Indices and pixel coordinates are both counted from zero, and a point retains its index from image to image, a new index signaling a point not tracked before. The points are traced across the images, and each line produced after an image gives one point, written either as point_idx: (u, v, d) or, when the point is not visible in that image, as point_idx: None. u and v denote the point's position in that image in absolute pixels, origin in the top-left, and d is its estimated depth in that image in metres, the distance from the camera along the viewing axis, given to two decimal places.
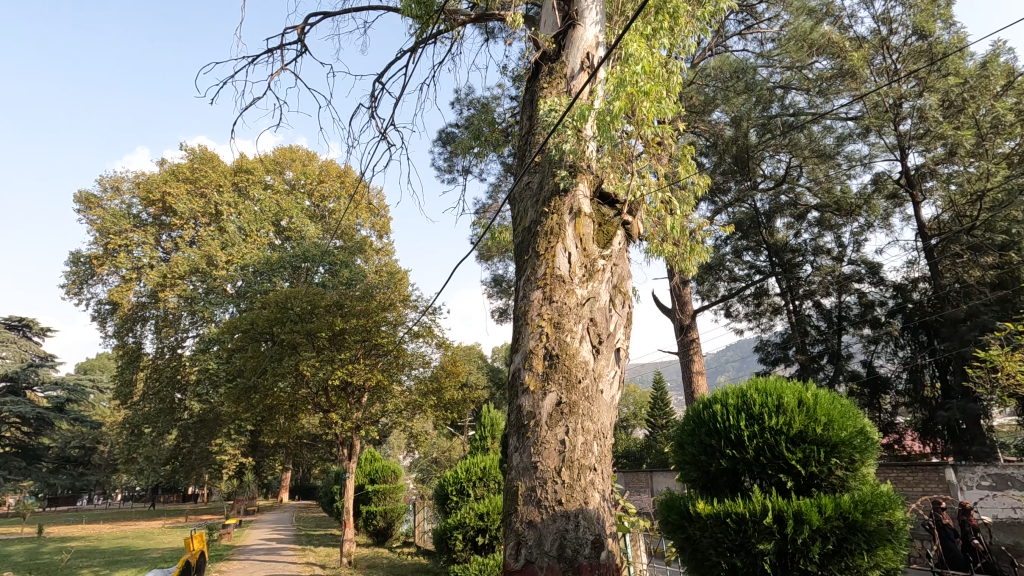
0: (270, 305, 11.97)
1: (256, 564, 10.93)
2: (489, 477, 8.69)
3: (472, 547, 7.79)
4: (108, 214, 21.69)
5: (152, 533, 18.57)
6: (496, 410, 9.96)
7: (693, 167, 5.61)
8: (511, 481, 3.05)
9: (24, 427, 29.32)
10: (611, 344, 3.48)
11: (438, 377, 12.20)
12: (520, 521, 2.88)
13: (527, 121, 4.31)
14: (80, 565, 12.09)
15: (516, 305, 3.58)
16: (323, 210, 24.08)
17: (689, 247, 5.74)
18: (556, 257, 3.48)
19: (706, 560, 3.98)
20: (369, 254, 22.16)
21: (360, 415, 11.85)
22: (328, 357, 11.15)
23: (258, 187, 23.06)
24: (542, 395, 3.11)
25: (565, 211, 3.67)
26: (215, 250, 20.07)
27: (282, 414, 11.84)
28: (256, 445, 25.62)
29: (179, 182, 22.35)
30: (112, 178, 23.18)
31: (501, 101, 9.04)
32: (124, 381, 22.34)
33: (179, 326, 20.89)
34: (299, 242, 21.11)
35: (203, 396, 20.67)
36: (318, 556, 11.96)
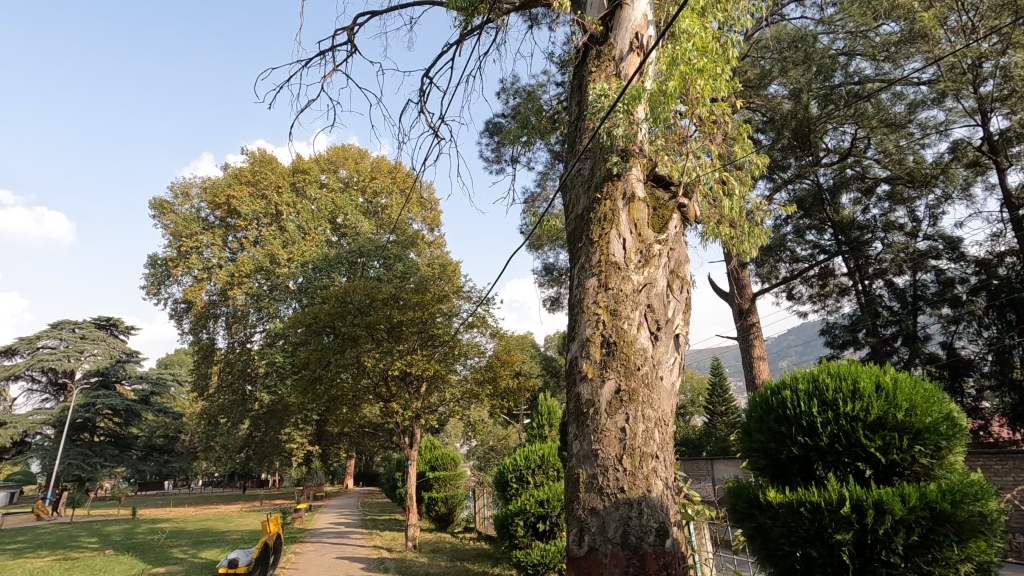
0: (330, 300, 12.45)
1: (327, 547, 11.49)
2: (548, 465, 8.73)
3: (534, 533, 7.84)
4: (180, 218, 23.14)
5: (231, 516, 19.84)
6: (552, 397, 9.97)
7: (751, 146, 5.41)
8: (572, 468, 3.07)
9: (116, 418, 31.96)
10: (670, 330, 3.42)
11: (492, 367, 12.33)
12: (583, 508, 2.89)
13: (576, 107, 4.25)
14: (171, 545, 13.12)
15: (571, 293, 3.58)
16: (375, 206, 24.67)
17: (748, 230, 5.55)
18: (610, 244, 3.44)
19: (779, 550, 3.85)
20: (421, 247, 22.67)
21: (420, 405, 12.18)
22: (387, 349, 11.54)
23: (313, 186, 23.93)
24: (601, 382, 3.10)
25: (618, 197, 3.62)
26: (277, 249, 21.05)
27: (346, 404, 12.33)
28: (322, 435, 26.84)
29: (242, 185, 23.56)
30: (182, 185, 24.65)
31: (547, 87, 8.98)
32: (200, 374, 23.88)
33: (248, 322, 22.11)
34: (355, 238, 21.74)
35: (272, 388, 21.81)
36: (385, 540, 12.43)
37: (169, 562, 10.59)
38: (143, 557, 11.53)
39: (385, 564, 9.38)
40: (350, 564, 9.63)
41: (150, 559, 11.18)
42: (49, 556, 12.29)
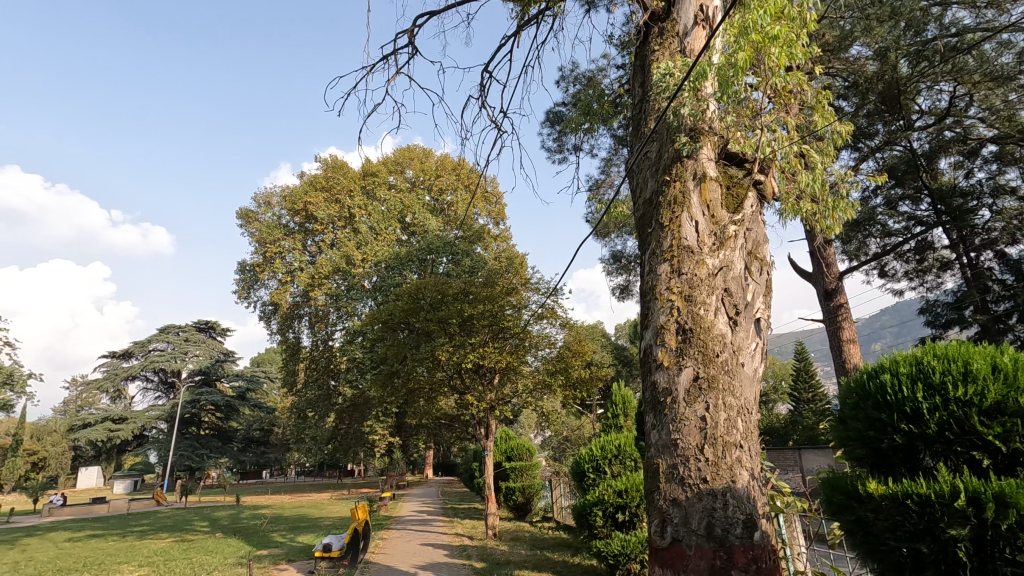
0: (404, 297, 12.88)
1: (412, 534, 11.99)
2: (624, 455, 8.58)
3: (613, 524, 7.75)
4: (264, 226, 24.72)
5: (323, 504, 21.11)
6: (627, 386, 9.80)
7: (832, 114, 5.05)
8: (651, 459, 3.02)
9: (218, 413, 34.79)
10: (750, 314, 3.27)
11: (564, 357, 12.27)
12: (664, 498, 2.83)
13: (640, 88, 4.12)
14: (272, 529, 14.18)
15: (643, 280, 3.50)
16: (441, 203, 25.22)
17: (832, 204, 5.20)
18: (682, 227, 3.32)
19: (882, 545, 3.60)
20: (488, 242, 23.01)
21: (493, 397, 12.37)
22: (460, 343, 11.79)
23: (383, 187, 24.84)
24: (678, 370, 3.01)
25: (689, 177, 3.49)
26: (351, 250, 22.08)
27: (423, 397, 12.75)
28: (402, 427, 27.94)
29: (318, 192, 24.84)
30: (265, 195, 26.29)
31: (608, 71, 8.78)
32: (289, 371, 25.49)
33: (329, 321, 23.35)
34: (423, 236, 22.36)
35: (354, 382, 22.97)
36: (465, 528, 12.80)
37: (271, 546, 11.48)
38: (248, 540, 12.53)
39: (467, 552, 9.63)
40: (434, 551, 9.97)
41: (254, 542, 12.16)
42: (169, 538, 13.65)
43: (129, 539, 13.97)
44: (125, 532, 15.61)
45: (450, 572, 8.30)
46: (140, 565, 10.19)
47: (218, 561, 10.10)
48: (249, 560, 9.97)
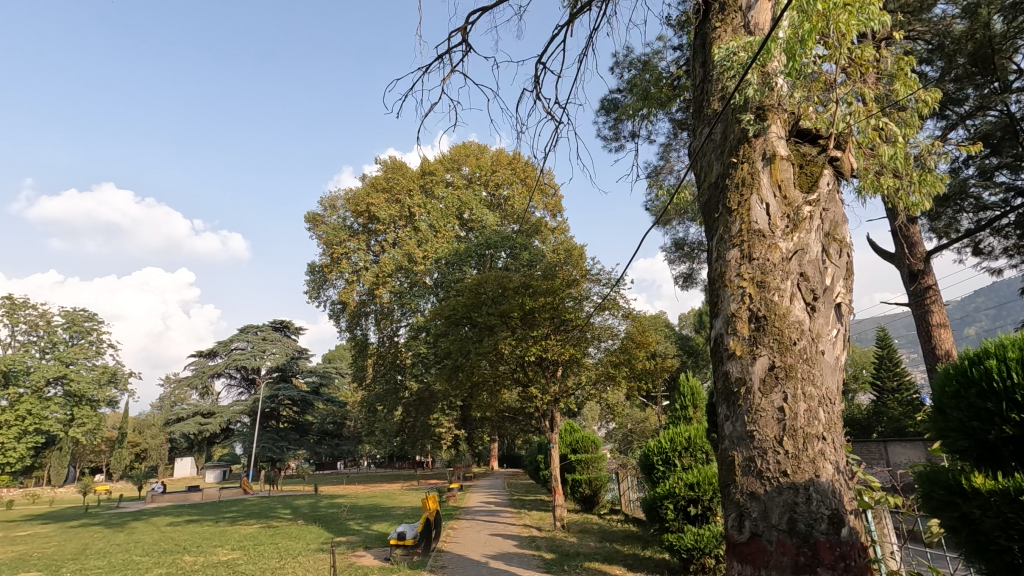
0: (466, 292, 13.08)
1: (481, 524, 12.23)
2: (695, 447, 8.33)
3: (685, 518, 7.56)
4: (330, 229, 25.78)
5: (395, 494, 21.91)
6: (695, 377, 9.44)
7: (916, 81, 4.65)
8: (726, 451, 2.92)
9: (295, 407, 36.76)
10: (830, 299, 3.09)
11: (627, 348, 12.08)
12: (741, 492, 2.74)
13: (700, 69, 3.97)
14: (349, 517, 14.87)
15: (710, 267, 3.38)
16: (498, 198, 25.42)
17: (918, 178, 4.84)
18: (752, 210, 3.18)
19: (991, 544, 3.32)
20: (545, 235, 22.98)
21: (557, 389, 12.35)
22: (522, 336, 11.87)
23: (440, 185, 25.29)
24: (752, 359, 2.89)
25: (757, 157, 3.32)
26: (413, 249, 22.66)
27: (487, 389, 12.95)
28: (467, 419, 28.44)
29: (379, 193, 25.66)
30: (330, 198, 27.41)
31: (664, 53, 8.54)
32: (358, 367, 26.53)
33: (393, 318, 24.09)
34: (482, 231, 22.61)
35: (420, 376, 23.62)
36: (534, 519, 12.91)
37: (349, 533, 12.06)
38: (328, 527, 13.21)
39: (536, 543, 9.71)
40: (504, 541, 10.12)
41: (334, 529, 12.80)
42: (256, 524, 14.60)
43: (221, 524, 15.07)
44: (218, 518, 16.86)
45: (521, 561, 8.40)
46: (233, 549, 10.99)
47: (302, 546, 10.70)
48: (329, 546, 10.50)
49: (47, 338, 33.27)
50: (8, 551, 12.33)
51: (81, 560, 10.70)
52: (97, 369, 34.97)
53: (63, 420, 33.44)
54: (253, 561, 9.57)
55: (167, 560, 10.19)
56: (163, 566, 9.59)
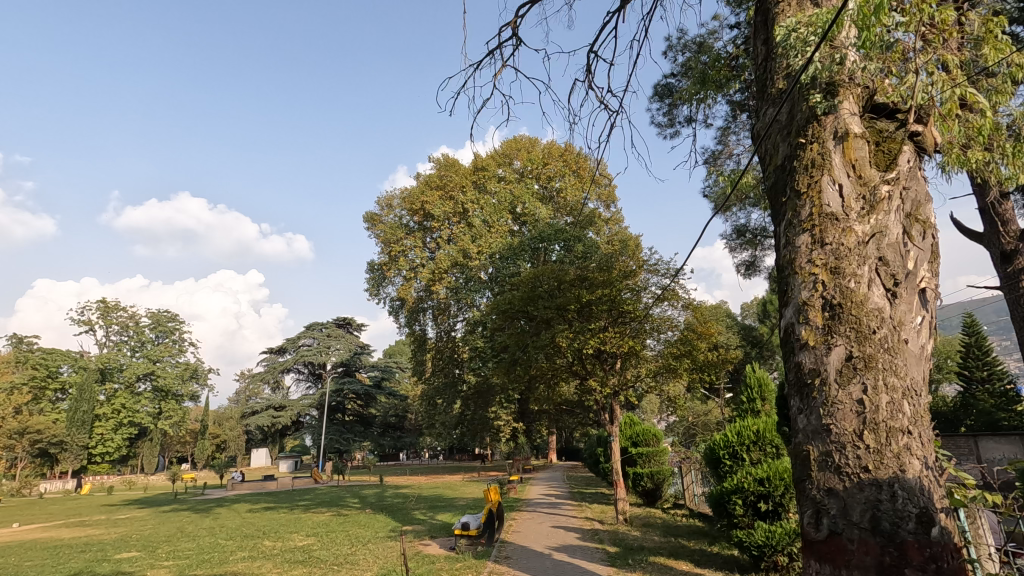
0: (522, 286, 13.11)
1: (543, 516, 12.30)
2: (764, 441, 7.99)
3: (755, 513, 7.31)
4: (388, 228, 26.46)
5: (457, 485, 22.45)
6: (762, 368, 9.01)
7: (1008, 44, 4.27)
8: (799, 445, 2.80)
9: (358, 401, 38.19)
10: (913, 284, 2.90)
11: (688, 339, 11.74)
12: (818, 488, 2.62)
13: (761, 47, 3.79)
14: (413, 507, 15.32)
15: (778, 254, 3.24)
16: (551, 190, 25.27)
17: (1010, 148, 4.45)
18: (823, 192, 3.02)
19: None
20: (599, 226, 22.76)
21: (616, 381, 12.19)
22: (580, 328, 11.76)
23: (492, 180, 25.46)
24: (827, 350, 2.76)
25: (828, 136, 3.13)
26: (467, 244, 22.98)
27: (545, 382, 12.98)
28: (525, 413, 28.62)
29: (433, 191, 26.12)
30: (386, 198, 28.12)
31: (720, 32, 8.22)
32: (418, 361, 27.21)
33: (451, 313, 24.50)
34: (535, 225, 22.62)
35: (477, 370, 23.98)
36: (595, 512, 12.86)
37: (415, 522, 12.46)
38: (394, 517, 13.65)
39: (599, 536, 9.66)
40: (566, 533, 10.15)
41: (400, 518, 13.25)
42: (327, 512, 15.29)
43: (296, 512, 15.89)
44: (293, 506, 17.81)
45: (584, 554, 8.39)
46: (307, 535, 11.57)
47: (371, 534, 11.13)
48: (397, 534, 10.86)
49: (136, 338, 36.04)
50: (111, 532, 13.48)
51: (174, 542, 11.56)
52: (180, 365, 37.52)
53: (153, 414, 36.19)
54: (326, 547, 10.06)
55: (249, 544, 10.85)
56: (246, 549, 10.23)
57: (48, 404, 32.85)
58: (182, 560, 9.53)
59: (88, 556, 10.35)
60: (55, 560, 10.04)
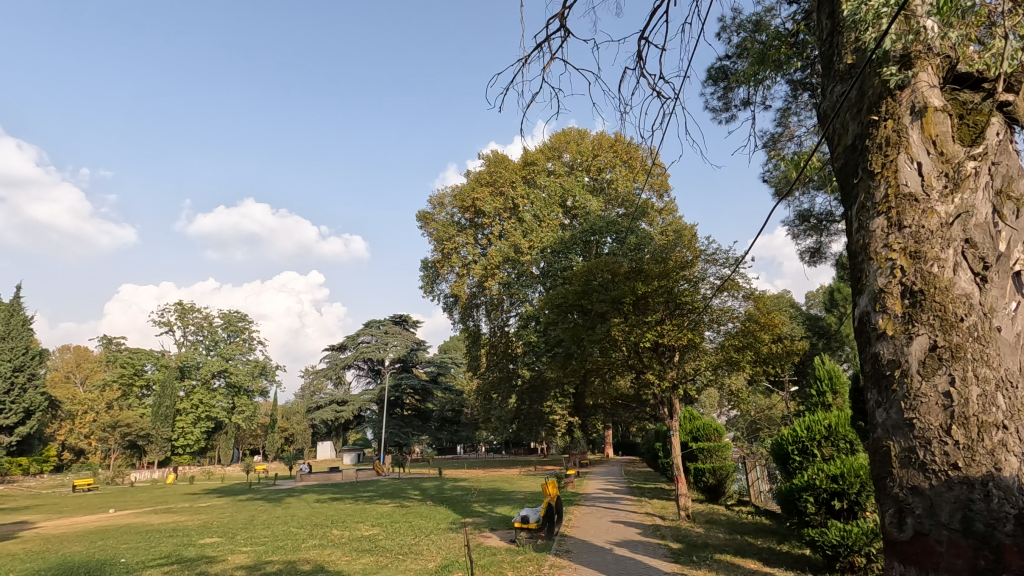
0: (575, 280, 13.02)
1: (602, 511, 12.23)
2: (837, 436, 7.61)
3: (828, 512, 7.00)
4: (441, 226, 26.87)
5: (514, 478, 22.66)
6: (833, 359, 8.54)
7: None
8: (878, 441, 2.66)
9: (416, 396, 39.17)
10: (1006, 266, 2.67)
11: (749, 331, 11.35)
12: (901, 487, 2.48)
13: (826, 21, 3.57)
14: (473, 500, 15.59)
15: (850, 239, 3.07)
16: (601, 182, 25.00)
17: None
18: (900, 171, 2.82)
19: None
20: (652, 217, 22.35)
21: (675, 375, 11.88)
22: (636, 322, 11.55)
23: (542, 174, 25.39)
24: (908, 340, 2.59)
25: (904, 112, 2.92)
26: (519, 240, 23.04)
27: (602, 376, 12.86)
28: (580, 407, 28.53)
29: (483, 187, 26.30)
30: (438, 196, 28.52)
31: (779, 7, 7.82)
32: (473, 356, 27.59)
33: (503, 308, 24.64)
34: (586, 217, 22.47)
35: (532, 365, 24.06)
36: (656, 507, 12.65)
37: (475, 514, 12.69)
38: (454, 509, 13.94)
39: (661, 532, 9.49)
40: (626, 528, 10.04)
41: (460, 511, 13.52)
42: (390, 504, 15.78)
43: (361, 503, 16.49)
44: (357, 497, 18.51)
45: (646, 550, 8.27)
46: (373, 525, 12.00)
47: (433, 525, 11.41)
48: (458, 526, 11.08)
49: (210, 337, 38.39)
50: (195, 519, 14.44)
51: (250, 529, 12.25)
52: (250, 363, 39.66)
53: (227, 408, 38.48)
54: (391, 537, 10.40)
55: (319, 533, 11.35)
56: (316, 537, 10.73)
57: (136, 400, 35.55)
58: (258, 546, 10.12)
59: (175, 541, 11.15)
60: (147, 544, 10.90)
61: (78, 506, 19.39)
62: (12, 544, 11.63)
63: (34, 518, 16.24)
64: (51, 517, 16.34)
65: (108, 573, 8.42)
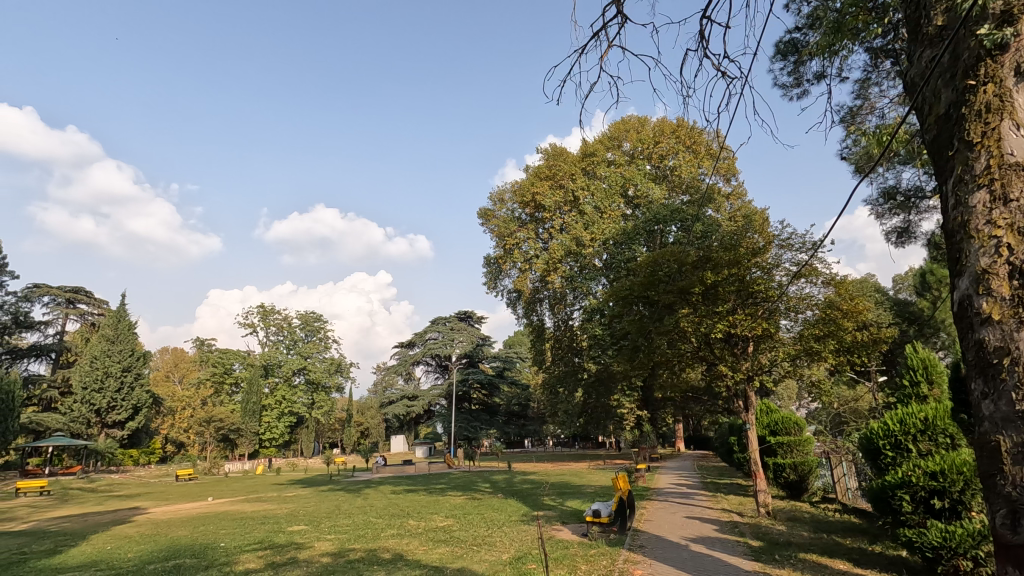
0: (640, 271, 12.74)
1: (675, 506, 11.96)
2: (936, 430, 7.03)
3: (927, 511, 6.51)
4: (502, 223, 27.05)
5: (583, 472, 22.54)
6: (928, 347, 7.87)
7: None
8: (985, 434, 2.45)
9: (483, 390, 39.78)
10: None
11: (830, 318, 10.67)
12: (1013, 484, 2.28)
13: None
14: (543, 493, 15.69)
15: (946, 217, 2.83)
16: (664, 169, 24.33)
17: None
18: (1004, 140, 2.56)
19: None
20: (719, 203, 21.54)
21: (750, 366, 11.40)
22: (707, 311, 11.17)
23: (602, 165, 25.02)
24: (1018, 325, 2.36)
25: (1007, 73, 2.64)
26: (580, 232, 22.84)
27: (672, 369, 12.54)
28: (649, 400, 27.99)
29: (542, 181, 26.19)
30: (498, 193, 28.69)
31: None
32: (538, 351, 27.63)
33: (567, 302, 24.52)
34: (649, 206, 22.00)
35: (597, 358, 23.82)
36: (733, 503, 12.19)
37: (546, 508, 12.75)
38: (525, 502, 14.07)
39: (739, 528, 9.18)
40: (702, 524, 9.76)
41: (531, 504, 13.64)
42: (462, 496, 16.15)
43: (435, 495, 16.99)
44: (431, 489, 19.07)
45: (724, 547, 8.01)
46: (447, 516, 12.33)
47: (505, 518, 11.57)
48: (530, 519, 11.18)
49: (290, 337, 40.72)
50: (284, 508, 15.39)
51: (333, 519, 12.91)
52: (326, 360, 41.69)
53: (307, 404, 40.72)
54: (466, 528, 10.64)
55: (397, 523, 11.80)
56: (394, 527, 11.16)
57: (227, 396, 38.28)
58: (341, 534, 10.65)
59: (267, 527, 11.94)
60: (242, 530, 11.73)
61: (181, 494, 21.16)
62: (128, 527, 12.86)
63: (145, 504, 17.86)
64: (159, 504, 17.95)
65: (211, 555, 9.14)
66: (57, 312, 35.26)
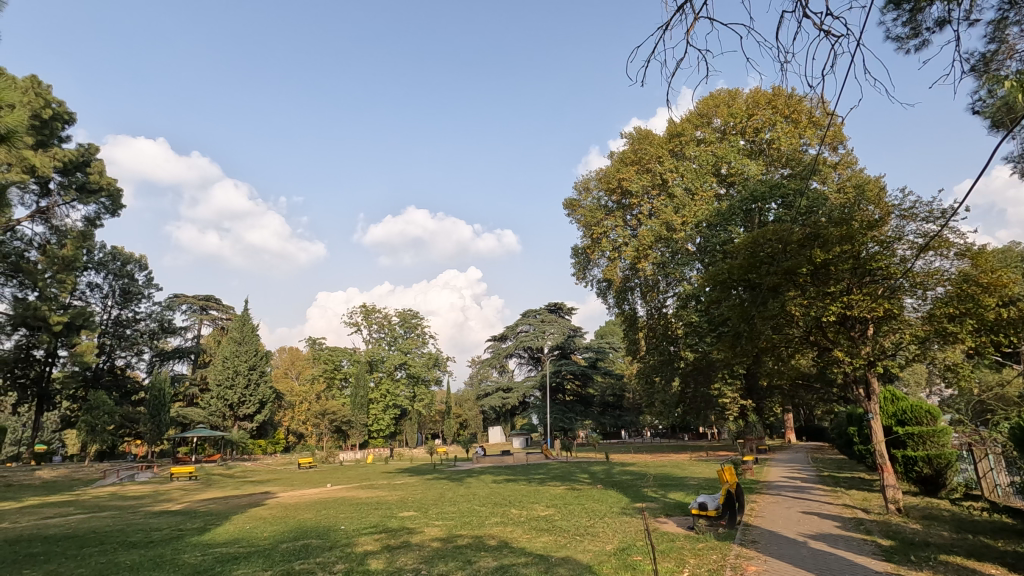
0: (740, 254, 12.06)
1: (789, 500, 11.27)
2: None
3: None
4: (588, 212, 26.74)
5: (685, 465, 21.82)
6: None
7: None
8: None
9: (577, 381, 39.84)
10: None
11: (967, 294, 9.49)
12: None
13: None
14: (644, 485, 15.40)
15: None
16: (760, 143, 22.80)
17: None
18: None
19: None
20: (825, 174, 19.96)
21: (870, 351, 10.48)
22: (817, 294, 10.39)
23: (691, 144, 23.93)
24: None
25: None
26: (671, 216, 22.12)
27: (779, 356, 11.80)
28: (753, 389, 26.53)
29: (628, 167, 25.55)
30: (583, 181, 28.33)
31: None
32: (631, 340, 27.10)
33: (659, 289, 23.76)
34: (745, 184, 20.88)
35: (694, 346, 22.90)
36: (856, 499, 11.26)
37: (648, 500, 12.52)
38: (626, 493, 13.91)
39: (865, 526, 8.48)
40: (822, 521, 9.11)
41: (632, 495, 13.43)
42: (562, 486, 16.27)
43: (535, 484, 17.26)
44: (530, 479, 19.37)
45: (849, 545, 7.43)
46: (548, 506, 12.48)
47: (607, 509, 11.50)
48: (632, 511, 11.02)
49: (391, 333, 43.04)
50: (394, 494, 16.37)
51: (440, 505, 13.55)
52: (425, 355, 43.53)
53: (409, 397, 42.83)
54: (567, 518, 10.72)
55: (501, 511, 12.13)
56: (497, 515, 11.48)
57: (337, 390, 41.30)
58: (449, 521, 11.14)
59: (380, 513, 12.78)
60: (358, 515, 12.66)
61: (304, 481, 23.12)
62: (262, 509, 14.33)
63: (274, 490, 19.72)
64: (287, 489, 19.78)
65: (334, 536, 9.96)
66: (194, 318, 39.87)
